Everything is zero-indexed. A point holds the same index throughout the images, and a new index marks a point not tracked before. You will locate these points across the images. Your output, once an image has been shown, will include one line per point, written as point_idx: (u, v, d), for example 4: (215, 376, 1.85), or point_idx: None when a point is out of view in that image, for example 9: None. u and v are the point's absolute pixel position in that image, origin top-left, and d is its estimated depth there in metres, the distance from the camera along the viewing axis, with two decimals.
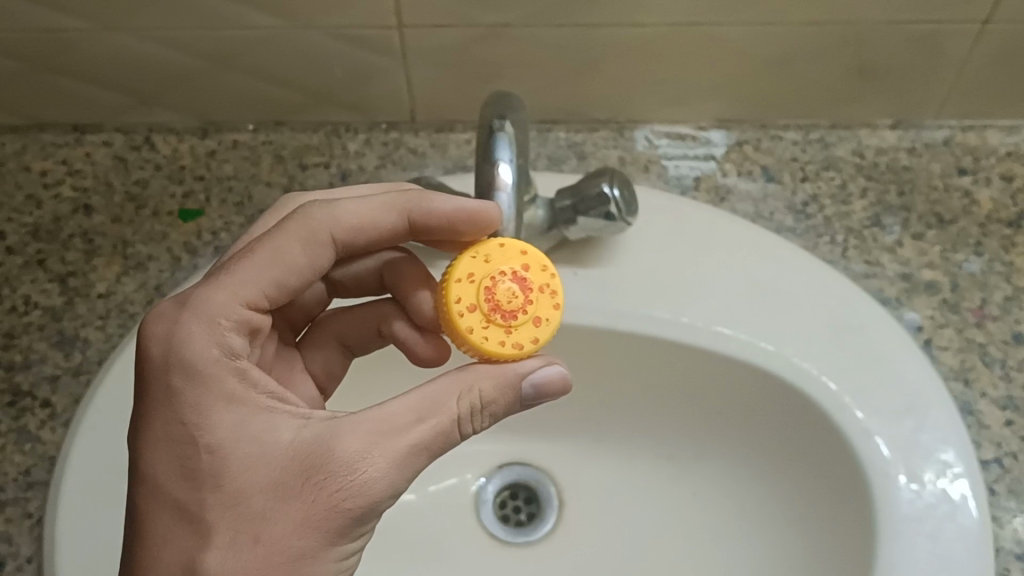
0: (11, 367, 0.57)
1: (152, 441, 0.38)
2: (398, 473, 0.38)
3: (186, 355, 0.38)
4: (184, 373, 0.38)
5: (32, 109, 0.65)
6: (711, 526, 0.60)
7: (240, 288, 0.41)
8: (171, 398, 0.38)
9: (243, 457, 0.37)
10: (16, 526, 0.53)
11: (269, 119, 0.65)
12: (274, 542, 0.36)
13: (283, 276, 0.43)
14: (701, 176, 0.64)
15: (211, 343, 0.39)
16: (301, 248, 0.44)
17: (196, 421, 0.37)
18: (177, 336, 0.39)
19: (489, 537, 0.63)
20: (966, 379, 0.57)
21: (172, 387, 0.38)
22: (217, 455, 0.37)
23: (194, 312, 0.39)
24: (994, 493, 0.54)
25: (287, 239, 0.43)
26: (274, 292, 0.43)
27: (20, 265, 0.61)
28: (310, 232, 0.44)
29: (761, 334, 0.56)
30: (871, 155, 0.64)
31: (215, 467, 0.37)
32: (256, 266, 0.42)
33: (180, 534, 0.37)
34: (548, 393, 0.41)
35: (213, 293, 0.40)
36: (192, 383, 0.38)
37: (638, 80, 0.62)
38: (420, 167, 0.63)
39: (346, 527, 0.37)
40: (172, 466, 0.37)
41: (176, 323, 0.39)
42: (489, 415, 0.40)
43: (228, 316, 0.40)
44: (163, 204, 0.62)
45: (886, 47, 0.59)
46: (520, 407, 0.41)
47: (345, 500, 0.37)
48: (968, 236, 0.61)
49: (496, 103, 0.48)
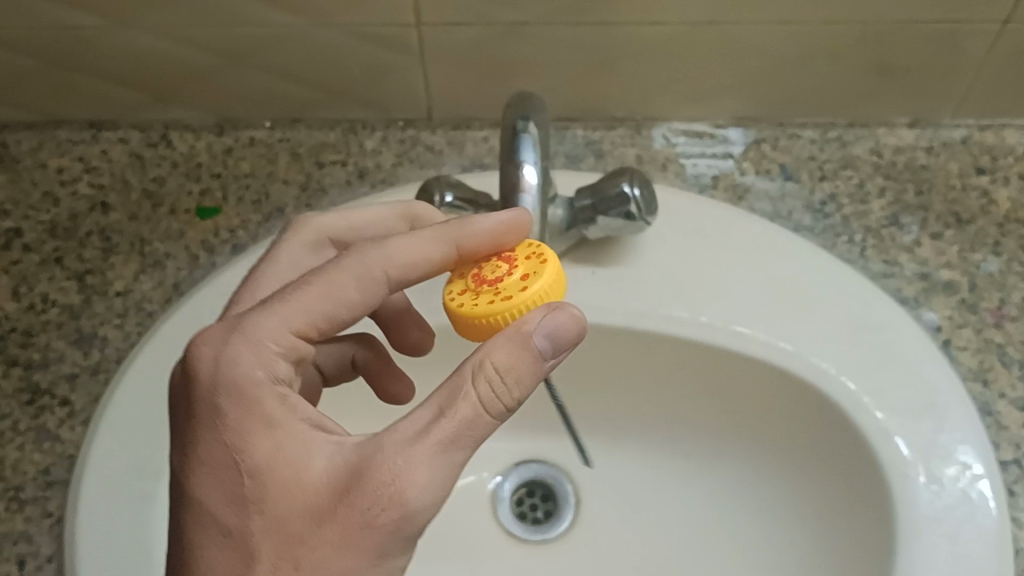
0: (29, 366, 0.57)
1: (196, 465, 0.37)
2: (436, 482, 0.36)
3: (230, 375, 0.37)
4: (229, 395, 0.37)
5: (48, 107, 0.64)
6: (728, 525, 0.60)
7: (293, 316, 0.39)
8: (215, 421, 0.37)
9: (282, 481, 0.36)
10: (35, 525, 0.53)
11: (285, 116, 0.65)
12: (315, 565, 0.35)
13: (332, 307, 0.41)
14: (719, 174, 0.64)
15: (256, 366, 0.38)
16: (354, 282, 0.41)
17: (238, 443, 0.37)
18: (225, 359, 0.38)
19: (506, 536, 0.63)
20: (984, 379, 0.57)
21: (218, 409, 0.37)
22: (258, 479, 0.36)
23: (241, 335, 0.38)
24: (1014, 494, 0.53)
25: (340, 273, 0.41)
26: (324, 323, 0.40)
27: (38, 262, 0.60)
28: (363, 266, 0.42)
29: (780, 334, 0.56)
30: (889, 154, 0.64)
31: (256, 491, 0.36)
32: (308, 296, 0.40)
33: (224, 560, 0.36)
34: (569, 339, 0.38)
35: (263, 319, 0.39)
36: (236, 404, 0.37)
37: (656, 79, 0.61)
38: (438, 164, 0.63)
39: (386, 546, 0.36)
40: (215, 490, 0.37)
41: (226, 347, 0.38)
42: (517, 388, 0.37)
43: (279, 340, 0.39)
44: (181, 202, 0.62)
45: (906, 46, 0.58)
46: (552, 361, 0.38)
47: (381, 516, 0.35)
48: (986, 236, 0.61)
49: (518, 104, 0.47)
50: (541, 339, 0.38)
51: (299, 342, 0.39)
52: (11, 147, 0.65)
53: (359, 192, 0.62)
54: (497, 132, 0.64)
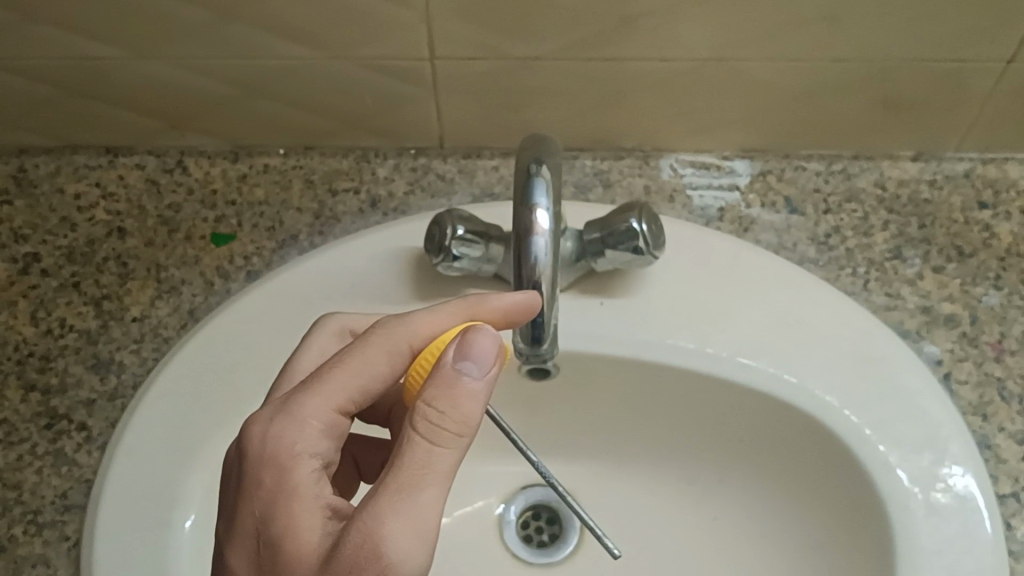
0: (47, 390, 0.59)
1: (233, 535, 0.41)
2: (404, 529, 0.38)
3: (269, 453, 0.41)
4: (263, 470, 0.41)
5: (66, 133, 0.66)
6: (731, 553, 0.62)
7: (336, 396, 0.43)
8: (250, 495, 0.41)
9: (290, 550, 0.39)
10: (54, 549, 0.54)
11: (299, 144, 0.66)
12: None
13: (367, 381, 0.44)
14: (725, 206, 0.65)
15: (293, 445, 0.41)
16: (385, 356, 0.44)
17: (264, 517, 0.40)
18: (268, 436, 0.41)
19: (512, 557, 0.65)
20: (984, 413, 0.58)
21: (252, 483, 0.41)
22: (275, 550, 0.39)
23: (286, 415, 0.41)
24: (1011, 527, 0.54)
25: (371, 351, 0.44)
26: (361, 398, 0.43)
27: (55, 287, 0.62)
28: (392, 341, 0.44)
29: (785, 366, 0.57)
30: (893, 187, 0.65)
31: (271, 559, 0.40)
32: (344, 376, 0.43)
33: None
34: (489, 355, 0.41)
35: (307, 400, 0.42)
36: (268, 480, 0.40)
37: (664, 112, 0.62)
38: (449, 194, 0.64)
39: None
40: (245, 558, 0.40)
41: (271, 426, 0.41)
42: (458, 417, 0.40)
43: (320, 418, 0.42)
44: (196, 228, 0.64)
45: (911, 83, 0.59)
46: (488, 379, 0.41)
47: (362, 570, 0.37)
48: (987, 270, 0.62)
49: (532, 146, 0.48)
50: (465, 364, 0.40)
51: (340, 420, 0.43)
52: (29, 171, 0.66)
53: (371, 220, 0.64)
54: (506, 162, 0.65)
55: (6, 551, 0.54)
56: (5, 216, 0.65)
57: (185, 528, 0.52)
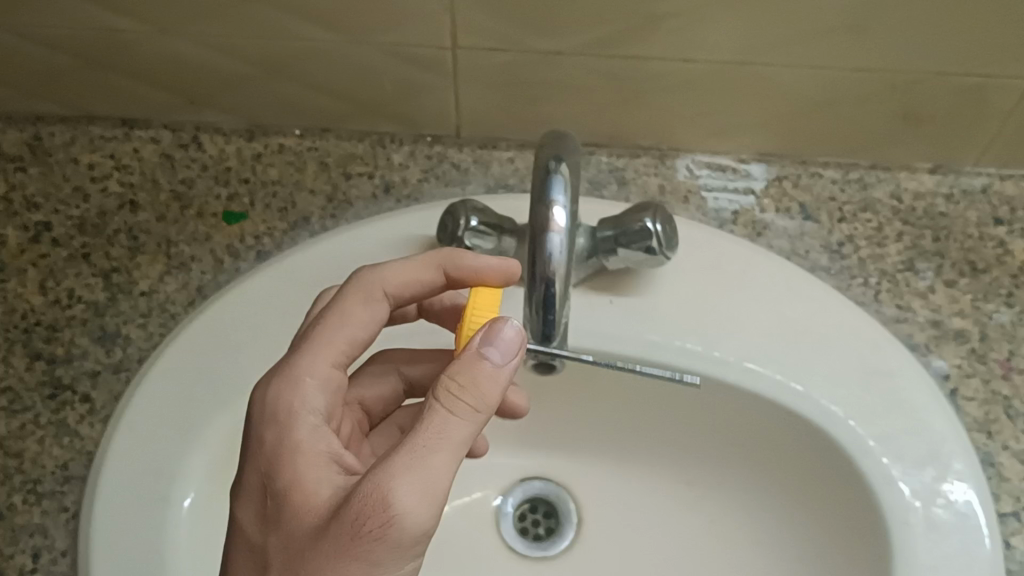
0: (53, 360, 0.59)
1: (244, 494, 0.43)
2: (415, 487, 0.38)
3: (270, 412, 0.44)
4: (267, 428, 0.43)
5: (82, 104, 0.65)
6: (728, 556, 0.62)
7: (324, 352, 0.47)
8: (258, 452, 0.43)
9: (294, 502, 0.40)
10: (52, 519, 0.54)
11: (315, 125, 0.66)
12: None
13: (350, 333, 0.48)
14: (739, 209, 0.65)
15: (290, 398, 0.44)
16: (363, 307, 0.49)
17: (271, 471, 0.42)
18: (268, 395, 0.45)
19: (507, 550, 0.65)
20: (988, 430, 0.58)
21: (259, 440, 0.43)
22: (279, 502, 0.41)
23: (283, 374, 0.45)
24: (1010, 546, 0.54)
25: (351, 305, 0.48)
26: (349, 348, 0.48)
27: (65, 257, 0.62)
28: (368, 289, 0.49)
29: (793, 374, 0.56)
30: (909, 199, 0.65)
31: (276, 510, 0.41)
32: (329, 331, 0.48)
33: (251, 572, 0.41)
34: (514, 344, 0.42)
35: (301, 359, 0.46)
36: (271, 436, 0.43)
37: (683, 112, 0.62)
38: (463, 183, 0.65)
39: (376, 554, 0.37)
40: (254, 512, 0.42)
41: (269, 385, 0.45)
42: (479, 395, 0.40)
43: (312, 372, 0.46)
44: (208, 205, 0.64)
45: (933, 96, 0.59)
46: (509, 368, 0.42)
47: (368, 521, 0.37)
48: (999, 287, 0.62)
49: (551, 145, 0.49)
50: (490, 348, 0.41)
51: (333, 372, 0.47)
52: (44, 139, 0.66)
53: (385, 206, 0.64)
54: (522, 154, 0.65)
55: (4, 518, 0.54)
56: (18, 183, 0.65)
57: (183, 506, 0.52)
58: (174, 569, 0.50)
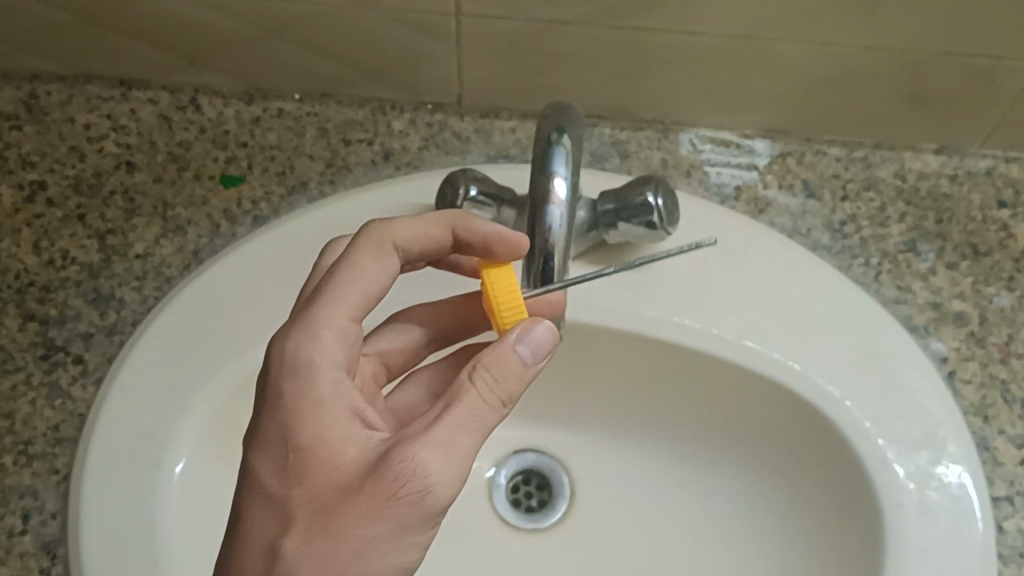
0: (46, 321, 0.58)
1: (255, 443, 0.41)
2: (448, 463, 0.39)
3: (289, 364, 0.42)
4: (287, 379, 0.41)
5: (80, 62, 0.65)
6: (719, 533, 0.62)
7: (342, 304, 0.44)
8: (276, 401, 0.41)
9: (321, 458, 0.39)
10: (43, 481, 0.54)
11: (315, 90, 0.65)
12: (340, 531, 0.38)
13: (365, 286, 0.45)
14: (742, 185, 0.64)
15: (311, 352, 0.42)
16: (374, 261, 0.46)
17: (292, 423, 0.40)
18: (284, 349, 0.42)
19: (499, 522, 0.65)
20: (985, 414, 0.57)
21: (278, 391, 0.41)
22: (303, 455, 0.39)
23: (301, 327, 0.43)
24: (1003, 530, 0.54)
25: (363, 259, 0.45)
26: (365, 303, 0.45)
27: (60, 218, 0.61)
28: (378, 243, 0.46)
29: (791, 353, 0.56)
30: (913, 179, 0.64)
31: (300, 464, 0.39)
32: (344, 284, 0.44)
33: (265, 519, 0.39)
34: (545, 344, 0.43)
35: (317, 311, 0.43)
36: (292, 388, 0.41)
37: (689, 86, 0.61)
38: (464, 152, 0.64)
39: (407, 519, 0.38)
40: (269, 463, 0.40)
41: (287, 338, 0.42)
42: (510, 386, 0.42)
43: (330, 325, 0.43)
44: (205, 168, 0.63)
45: (942, 77, 0.58)
46: (536, 367, 0.43)
47: (405, 488, 0.38)
48: (1001, 271, 0.62)
49: (554, 115, 0.49)
50: (523, 345, 0.43)
51: (352, 326, 0.44)
52: (41, 98, 0.65)
53: (384, 173, 0.63)
54: (524, 124, 0.65)
55: None
56: (13, 141, 0.64)
57: (175, 472, 0.52)
58: (163, 536, 0.50)
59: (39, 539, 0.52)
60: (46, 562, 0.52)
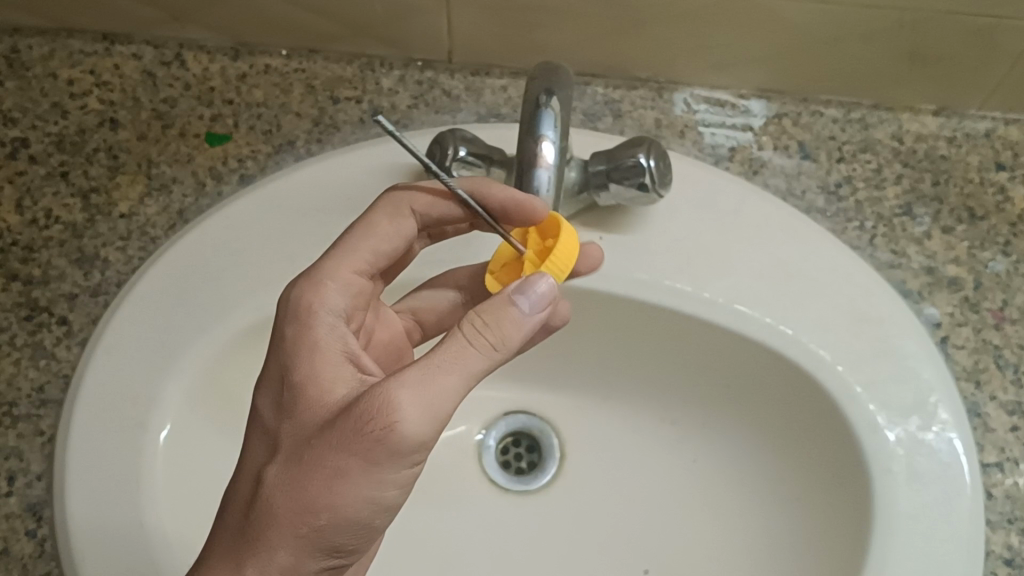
0: (29, 281, 0.57)
1: (261, 385, 0.44)
2: (423, 402, 0.39)
3: (294, 309, 0.45)
4: (286, 321, 0.45)
5: (64, 16, 0.63)
6: (708, 496, 0.61)
7: (348, 258, 0.48)
8: (276, 343, 0.44)
9: (310, 395, 0.41)
10: (28, 442, 0.53)
11: (303, 46, 0.64)
12: (314, 460, 0.39)
13: (377, 243, 0.49)
14: (736, 146, 0.63)
15: (314, 296, 0.45)
16: (387, 220, 0.50)
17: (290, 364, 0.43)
18: (291, 295, 0.46)
19: (489, 483, 0.65)
20: (977, 380, 0.57)
21: (282, 335, 0.44)
22: (296, 392, 0.42)
23: (310, 275, 0.46)
24: (990, 497, 0.53)
25: (375, 220, 0.49)
26: (373, 259, 0.49)
27: (43, 175, 0.60)
28: (393, 206, 0.50)
29: (784, 318, 0.56)
30: (910, 141, 0.63)
31: (293, 400, 0.42)
32: (356, 242, 0.48)
33: (262, 450, 0.42)
34: (548, 295, 0.42)
35: (326, 262, 0.47)
36: (292, 330, 0.44)
37: (683, 44, 0.60)
38: (454, 111, 0.63)
39: (374, 454, 0.38)
40: (269, 401, 0.43)
41: (295, 285, 0.46)
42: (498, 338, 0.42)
43: (334, 277, 0.47)
44: (190, 125, 0.62)
45: (942, 36, 0.57)
46: (536, 319, 0.42)
47: (371, 424, 0.38)
48: (997, 235, 0.61)
49: (543, 77, 0.48)
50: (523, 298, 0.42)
51: (356, 278, 0.48)
52: (22, 52, 0.64)
53: (372, 132, 0.62)
54: (515, 82, 0.64)
55: None
56: None
57: (161, 436, 0.52)
58: (147, 499, 0.50)
59: (24, 501, 0.52)
60: (32, 524, 0.52)
